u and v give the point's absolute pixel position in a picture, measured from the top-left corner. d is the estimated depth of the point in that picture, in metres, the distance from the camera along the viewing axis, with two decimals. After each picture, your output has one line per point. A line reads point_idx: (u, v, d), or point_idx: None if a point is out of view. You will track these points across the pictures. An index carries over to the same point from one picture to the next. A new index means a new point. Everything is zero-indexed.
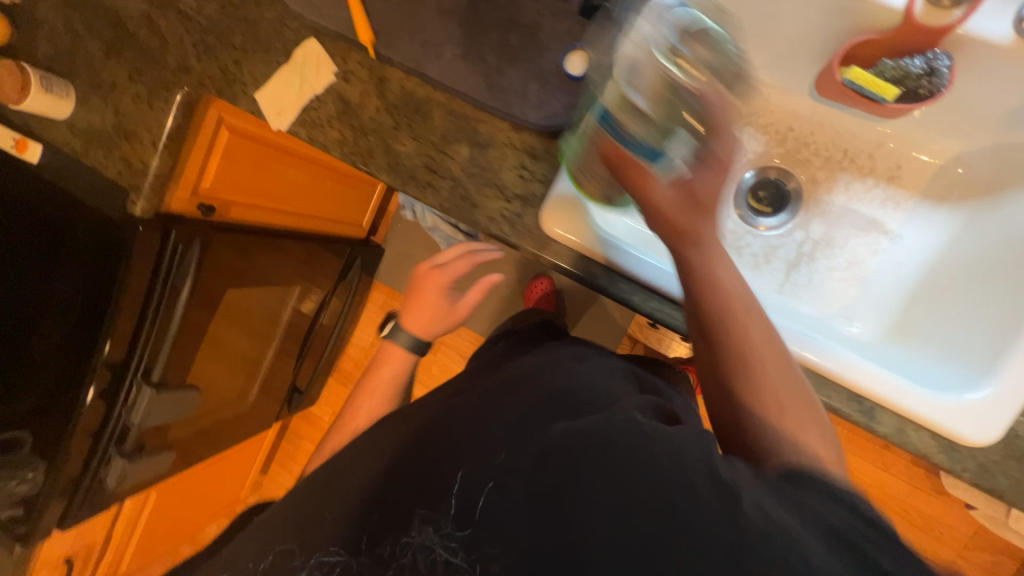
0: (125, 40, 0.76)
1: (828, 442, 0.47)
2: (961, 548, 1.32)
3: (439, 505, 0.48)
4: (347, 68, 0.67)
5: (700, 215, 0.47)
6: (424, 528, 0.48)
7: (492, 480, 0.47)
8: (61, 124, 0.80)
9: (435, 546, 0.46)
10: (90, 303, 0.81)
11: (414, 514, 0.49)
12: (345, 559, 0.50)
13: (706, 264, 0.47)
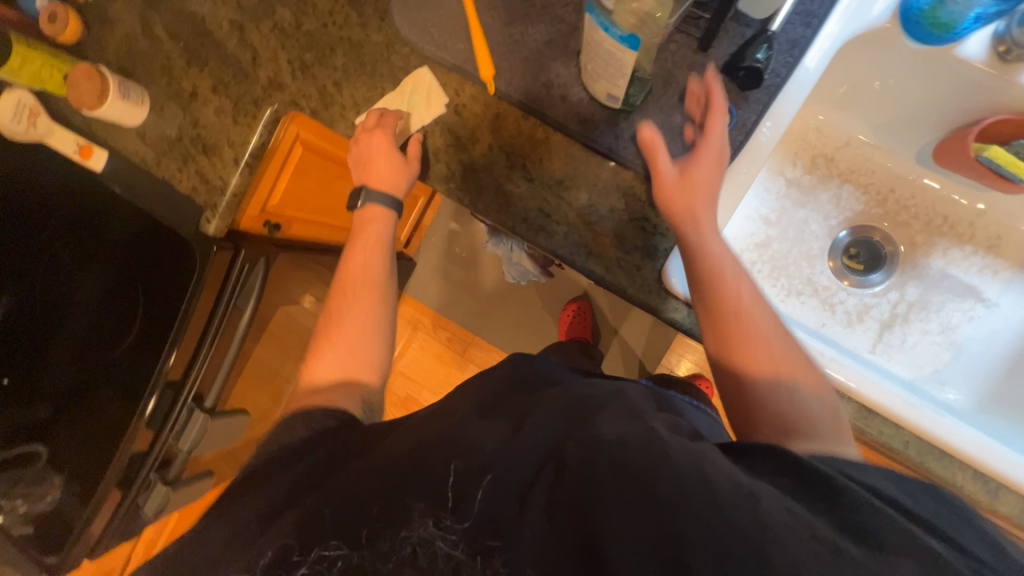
0: (210, 49, 0.72)
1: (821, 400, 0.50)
2: None
3: (435, 493, 0.43)
4: (461, 102, 0.65)
5: (699, 196, 0.54)
6: (424, 520, 0.42)
7: (489, 470, 0.42)
8: (131, 130, 0.75)
9: (435, 538, 0.41)
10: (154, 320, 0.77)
11: (411, 507, 0.42)
12: (347, 552, 0.42)
13: (704, 239, 0.53)
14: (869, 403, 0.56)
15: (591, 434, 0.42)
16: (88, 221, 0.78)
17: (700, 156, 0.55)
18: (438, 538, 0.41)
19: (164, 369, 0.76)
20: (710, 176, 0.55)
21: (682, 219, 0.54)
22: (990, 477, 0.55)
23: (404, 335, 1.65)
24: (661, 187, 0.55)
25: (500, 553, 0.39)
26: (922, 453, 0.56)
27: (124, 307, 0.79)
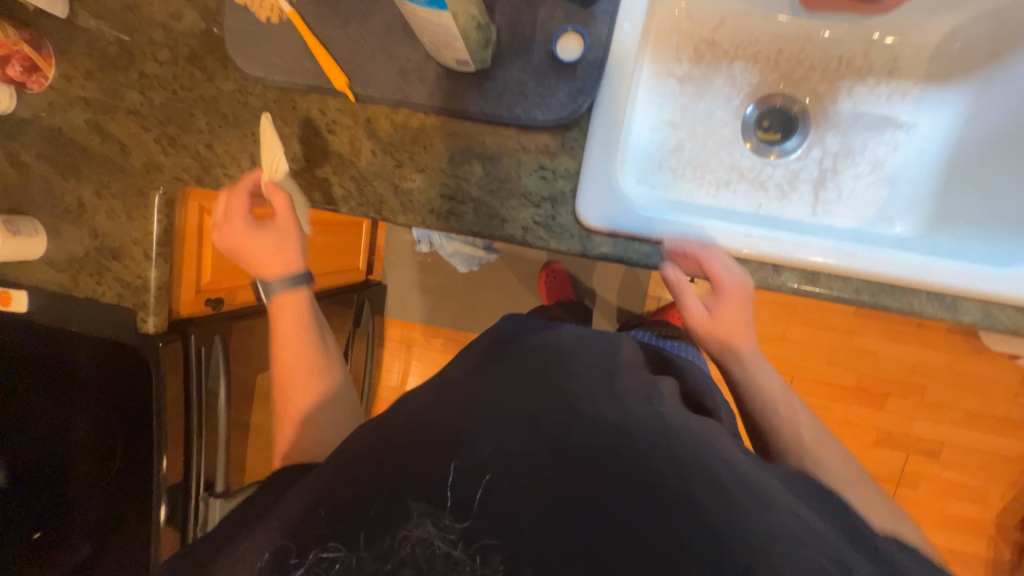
0: (79, 157, 0.71)
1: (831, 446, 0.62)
2: (1015, 397, 1.39)
3: (435, 494, 0.42)
4: (330, 119, 0.63)
5: (737, 335, 0.57)
6: (422, 521, 0.41)
7: (489, 471, 0.43)
8: (39, 262, 0.74)
9: (433, 538, 0.40)
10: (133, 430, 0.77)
11: (410, 504, 0.42)
12: (345, 554, 0.40)
13: (745, 372, 0.59)
14: (803, 264, 0.56)
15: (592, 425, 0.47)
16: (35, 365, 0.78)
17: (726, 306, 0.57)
18: (434, 538, 0.40)
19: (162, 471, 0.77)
20: (741, 316, 0.57)
21: (721, 356, 0.59)
22: (945, 292, 0.56)
23: (401, 356, 1.66)
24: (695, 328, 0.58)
25: (498, 549, 0.40)
26: (873, 291, 0.56)
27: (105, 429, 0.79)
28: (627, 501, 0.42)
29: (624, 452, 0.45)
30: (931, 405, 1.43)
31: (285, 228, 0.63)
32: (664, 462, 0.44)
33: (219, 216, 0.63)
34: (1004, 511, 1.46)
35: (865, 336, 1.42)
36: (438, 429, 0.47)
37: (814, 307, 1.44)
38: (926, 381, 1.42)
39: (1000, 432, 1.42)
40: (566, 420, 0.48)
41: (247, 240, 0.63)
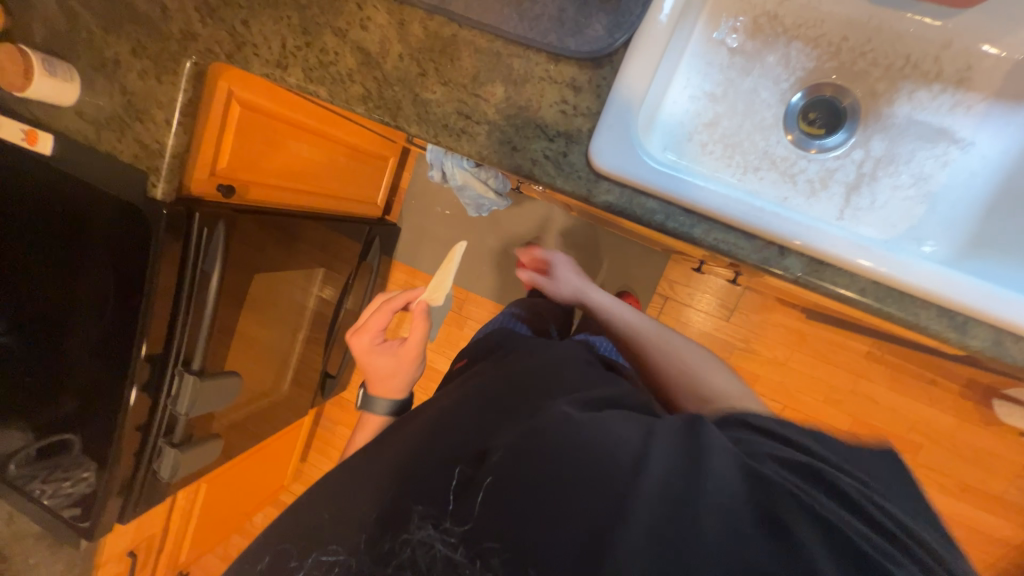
0: (122, 13, 0.72)
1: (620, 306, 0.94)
2: (1014, 478, 1.32)
3: (434, 499, 0.49)
4: (365, 16, 0.62)
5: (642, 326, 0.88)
6: (423, 523, 0.48)
7: (490, 474, 0.47)
8: (69, 111, 0.76)
9: (435, 540, 0.47)
10: (123, 295, 0.79)
11: (411, 509, 0.49)
12: (344, 558, 0.49)
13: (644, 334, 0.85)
14: (813, 252, 0.53)
15: (573, 425, 0.49)
16: (48, 215, 0.81)
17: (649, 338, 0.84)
18: (436, 539, 0.46)
19: (145, 337, 0.80)
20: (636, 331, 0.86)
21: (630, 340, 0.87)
22: (956, 311, 0.52)
23: None
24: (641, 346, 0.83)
25: (497, 554, 0.44)
26: (882, 296, 0.53)
27: (96, 294, 0.81)
28: (647, 506, 0.43)
29: (638, 463, 0.46)
30: (924, 468, 1.37)
31: (408, 353, 0.92)
32: (690, 500, 0.43)
33: (361, 325, 0.93)
34: None
35: (871, 382, 1.36)
36: (431, 442, 0.53)
37: (824, 341, 1.38)
38: (924, 442, 1.36)
39: (988, 510, 1.35)
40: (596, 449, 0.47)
41: (374, 351, 0.92)
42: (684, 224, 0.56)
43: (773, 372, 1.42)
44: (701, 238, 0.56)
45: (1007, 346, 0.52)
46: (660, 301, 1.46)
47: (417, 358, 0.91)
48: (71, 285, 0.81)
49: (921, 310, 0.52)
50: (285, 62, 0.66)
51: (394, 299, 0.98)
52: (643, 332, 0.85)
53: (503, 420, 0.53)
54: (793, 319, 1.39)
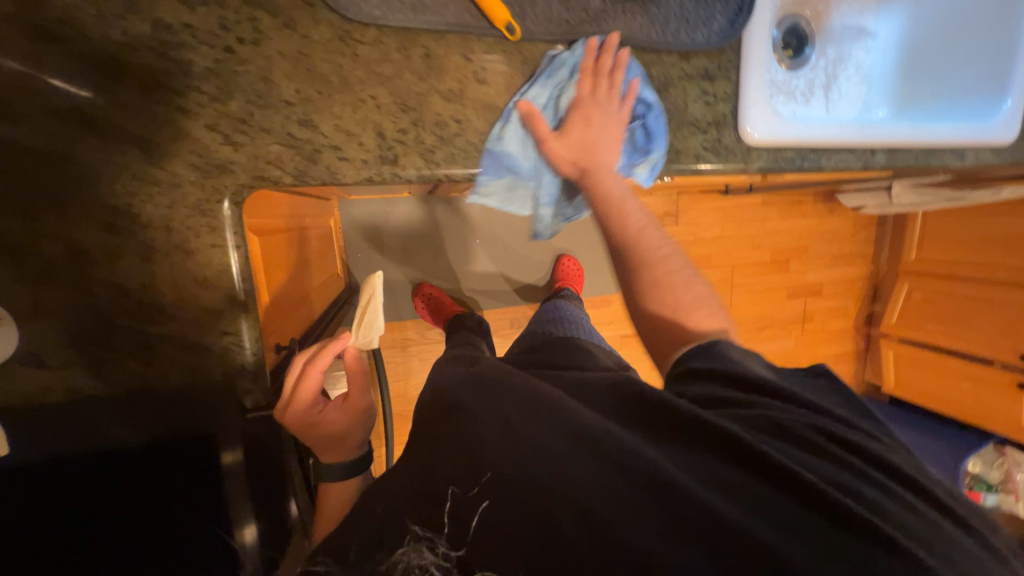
0: (55, 177, 0.44)
1: (613, 134, 0.56)
2: (853, 237, 1.99)
3: (435, 519, 0.40)
4: (479, 67, 0.52)
5: (608, 155, 0.57)
6: (418, 547, 0.39)
7: (454, 482, 0.42)
8: (22, 360, 0.46)
9: (429, 565, 0.37)
10: (203, 474, 0.53)
11: (408, 528, 0.40)
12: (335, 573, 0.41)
13: (610, 175, 0.58)
14: (892, 142, 0.71)
15: (503, 418, 0.46)
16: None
17: (602, 155, 0.57)
18: (433, 566, 0.37)
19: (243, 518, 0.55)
20: (607, 155, 0.57)
21: (580, 156, 0.56)
22: (957, 147, 0.76)
23: (399, 359, 1.51)
24: (586, 158, 0.57)
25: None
26: (925, 155, 0.75)
27: (84, 518, 0.49)
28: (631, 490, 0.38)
29: (570, 454, 0.41)
30: (813, 257, 1.94)
31: (354, 405, 0.59)
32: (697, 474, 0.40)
33: (290, 400, 0.53)
34: (860, 316, 2.08)
35: (771, 219, 1.83)
36: (425, 438, 0.49)
37: (737, 207, 1.77)
38: (808, 241, 1.91)
39: (850, 264, 2.01)
40: (578, 457, 0.41)
41: (319, 423, 0.55)
42: (810, 159, 0.69)
43: (717, 244, 1.77)
44: (825, 165, 0.69)
45: (985, 154, 0.78)
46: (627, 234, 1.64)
47: (371, 411, 0.61)
48: (15, 545, 0.47)
49: (944, 156, 0.76)
50: (393, 154, 0.51)
51: (323, 353, 0.56)
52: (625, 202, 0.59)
53: (444, 420, 0.50)
54: (716, 201, 1.73)
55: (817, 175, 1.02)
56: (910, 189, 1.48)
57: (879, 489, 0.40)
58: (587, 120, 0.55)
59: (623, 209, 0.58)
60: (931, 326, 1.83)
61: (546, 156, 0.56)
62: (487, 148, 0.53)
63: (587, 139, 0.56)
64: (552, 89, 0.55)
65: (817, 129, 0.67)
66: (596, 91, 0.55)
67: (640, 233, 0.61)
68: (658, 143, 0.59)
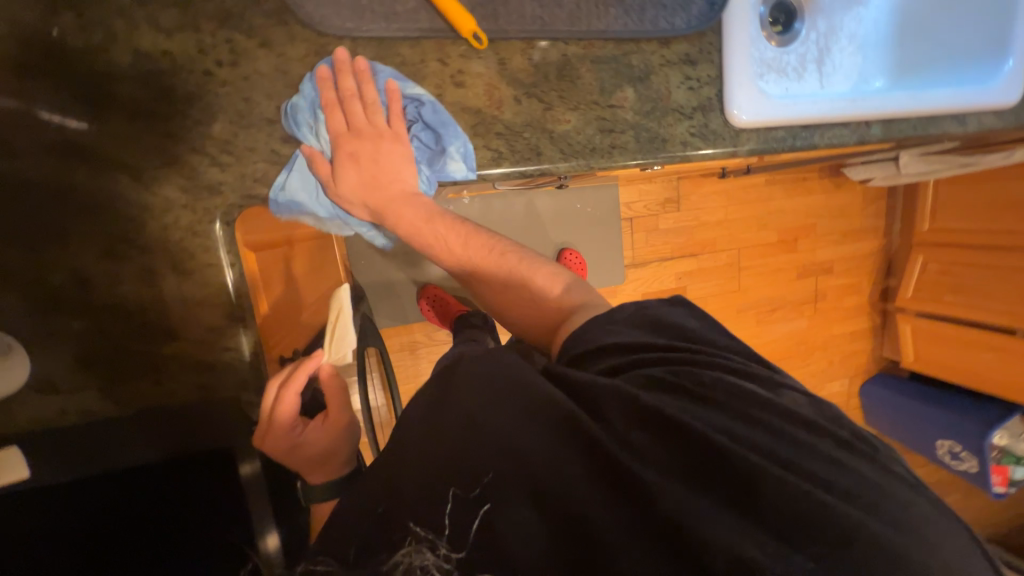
0: (53, 208, 0.45)
1: (396, 161, 0.53)
2: (862, 211, 1.94)
3: (436, 519, 0.37)
4: (456, 69, 0.52)
5: (403, 185, 0.54)
6: (420, 550, 0.36)
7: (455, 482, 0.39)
8: (38, 386, 0.48)
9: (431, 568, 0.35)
10: (205, 480, 0.52)
11: (410, 530, 0.37)
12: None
13: (413, 204, 0.55)
14: (886, 114, 0.69)
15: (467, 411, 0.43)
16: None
17: (398, 176, 0.54)
18: (434, 569, 0.35)
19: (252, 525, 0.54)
20: (400, 181, 0.54)
21: (369, 193, 0.53)
22: (958, 113, 0.74)
23: (408, 362, 1.53)
24: (378, 195, 0.53)
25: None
26: (923, 124, 0.73)
27: (97, 556, 0.48)
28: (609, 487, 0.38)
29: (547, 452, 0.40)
30: (822, 235, 1.90)
31: (336, 420, 0.59)
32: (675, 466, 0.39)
33: (268, 428, 0.52)
34: (873, 291, 2.04)
35: (775, 199, 1.80)
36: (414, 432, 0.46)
37: (740, 188, 1.74)
38: (815, 219, 1.87)
39: (861, 239, 1.97)
40: (511, 427, 0.41)
41: (303, 443, 0.55)
42: (802, 137, 0.67)
43: (721, 228, 1.74)
44: (818, 142, 0.68)
45: (987, 119, 0.76)
46: (628, 224, 1.63)
47: (355, 422, 0.61)
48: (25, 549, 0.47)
49: (943, 123, 0.73)
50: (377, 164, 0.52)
51: (297, 373, 0.53)
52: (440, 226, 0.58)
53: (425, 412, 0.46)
54: (717, 185, 1.70)
55: (816, 152, 1.00)
56: (918, 158, 1.44)
57: (791, 444, 0.42)
58: (359, 159, 0.51)
59: (439, 235, 0.58)
60: (949, 297, 1.78)
61: (338, 199, 0.53)
62: (272, 200, 0.49)
63: (364, 174, 0.52)
64: (306, 131, 0.49)
65: (807, 107, 0.66)
66: (352, 123, 0.49)
67: (472, 251, 0.60)
68: (453, 137, 0.53)
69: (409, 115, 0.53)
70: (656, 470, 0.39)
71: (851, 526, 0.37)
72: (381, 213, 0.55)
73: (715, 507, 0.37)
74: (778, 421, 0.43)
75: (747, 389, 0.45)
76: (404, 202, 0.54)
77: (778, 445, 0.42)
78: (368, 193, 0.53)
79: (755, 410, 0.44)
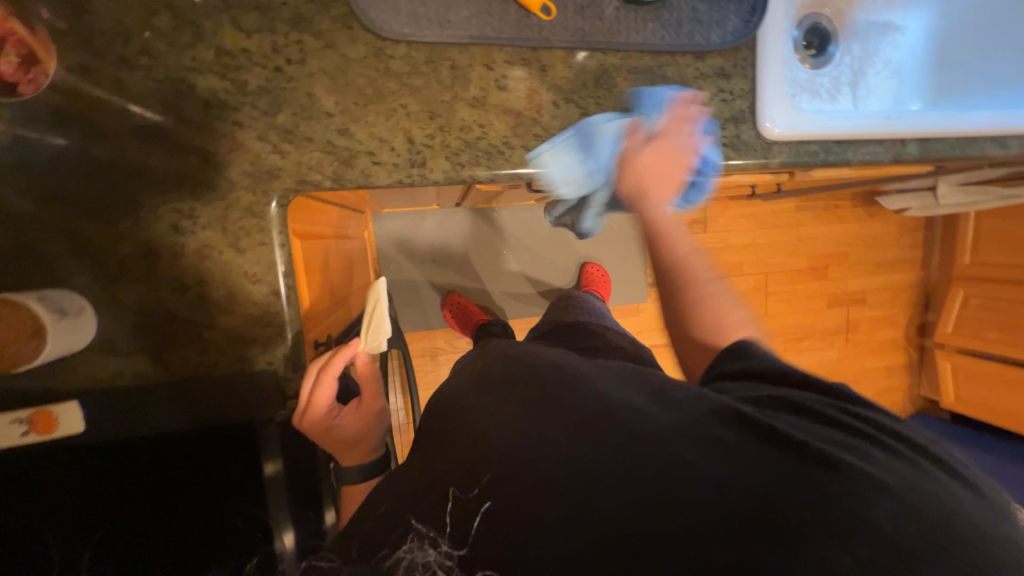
0: (131, 185, 0.50)
1: (678, 167, 0.59)
2: (898, 242, 1.89)
3: (438, 516, 0.40)
4: (500, 74, 0.56)
5: (671, 186, 0.60)
6: (419, 544, 0.38)
7: (455, 484, 0.41)
8: (97, 348, 0.52)
9: (433, 563, 0.37)
10: (239, 471, 0.58)
11: (410, 525, 0.40)
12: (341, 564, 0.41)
13: (660, 209, 0.60)
14: (923, 133, 0.69)
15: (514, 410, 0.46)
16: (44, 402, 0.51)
17: (659, 194, 0.60)
18: (435, 564, 0.37)
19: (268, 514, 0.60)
20: (665, 180, 0.60)
21: (651, 181, 0.60)
22: (999, 135, 0.73)
23: (428, 368, 1.55)
24: (646, 187, 0.60)
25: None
26: (963, 145, 0.72)
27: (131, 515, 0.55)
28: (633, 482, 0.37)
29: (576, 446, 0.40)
30: (855, 264, 1.85)
31: (367, 408, 0.64)
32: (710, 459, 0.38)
33: (305, 410, 0.55)
34: (910, 326, 1.95)
35: (806, 225, 1.77)
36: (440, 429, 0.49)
37: (769, 213, 1.73)
38: (848, 248, 1.83)
39: (896, 271, 1.90)
40: (535, 425, 0.43)
41: (338, 426, 0.59)
42: (835, 152, 0.68)
43: (749, 252, 1.72)
44: (853, 158, 0.68)
45: None
46: (654, 243, 1.63)
47: (383, 414, 0.66)
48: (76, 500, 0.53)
49: (984, 144, 0.73)
50: (421, 158, 0.55)
51: (337, 359, 0.58)
52: (659, 231, 0.60)
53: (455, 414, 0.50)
54: (745, 208, 1.70)
55: (850, 173, 0.99)
56: (957, 189, 1.41)
57: (870, 450, 0.38)
58: (666, 151, 0.59)
59: (667, 243, 0.60)
60: (993, 335, 1.69)
61: (620, 167, 0.60)
62: (585, 126, 0.57)
63: (659, 167, 0.60)
64: (636, 118, 0.59)
65: (839, 123, 0.66)
66: (679, 132, 0.58)
67: (688, 254, 0.60)
68: (708, 176, 0.62)
69: (701, 153, 0.60)
70: (718, 472, 0.37)
71: (960, 550, 0.33)
72: (645, 197, 0.61)
73: (744, 509, 0.35)
74: (858, 426, 0.40)
75: (794, 394, 0.44)
76: (658, 202, 0.60)
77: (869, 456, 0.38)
78: (642, 176, 0.60)
79: (838, 417, 0.41)
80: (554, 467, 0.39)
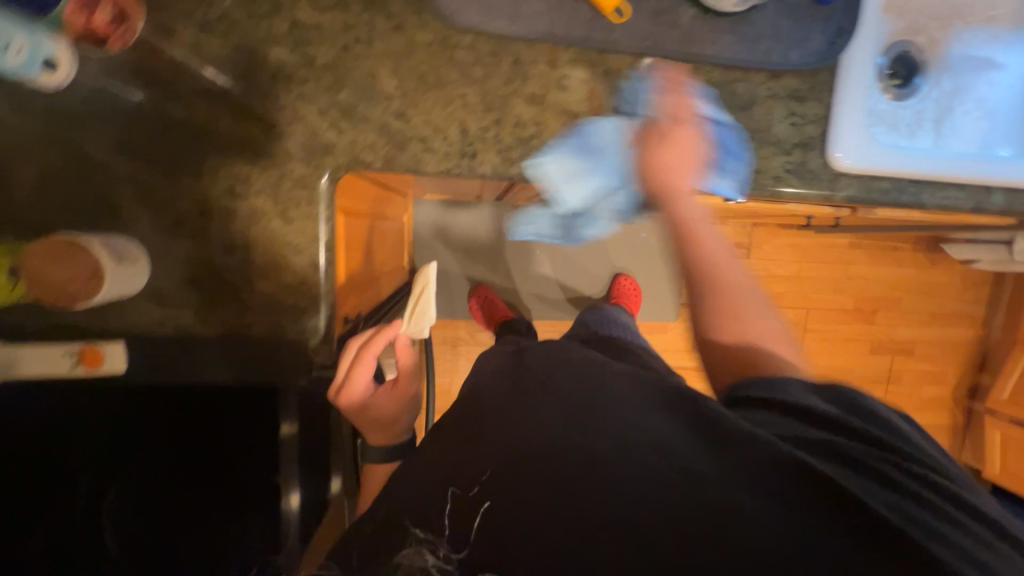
0: (195, 145, 0.52)
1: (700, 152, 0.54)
2: (959, 294, 1.76)
3: (434, 517, 0.38)
4: (563, 74, 0.55)
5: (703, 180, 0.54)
6: (419, 547, 0.36)
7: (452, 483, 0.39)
8: (146, 295, 0.54)
9: (430, 568, 0.34)
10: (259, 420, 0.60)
11: (409, 526, 0.38)
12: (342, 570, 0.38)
13: (689, 223, 0.53)
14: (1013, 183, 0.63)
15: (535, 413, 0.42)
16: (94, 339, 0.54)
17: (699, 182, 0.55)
18: (432, 569, 0.34)
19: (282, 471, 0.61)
20: (686, 164, 0.54)
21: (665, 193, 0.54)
22: None
23: (447, 356, 1.56)
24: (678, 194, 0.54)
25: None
26: None
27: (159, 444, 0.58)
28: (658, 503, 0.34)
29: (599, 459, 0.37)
30: (907, 312, 1.73)
31: (403, 391, 0.63)
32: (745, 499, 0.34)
33: (343, 383, 0.57)
34: (960, 386, 1.82)
35: (858, 264, 1.68)
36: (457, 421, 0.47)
37: (819, 246, 1.64)
38: (902, 293, 1.72)
39: (953, 325, 1.77)
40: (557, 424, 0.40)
41: (371, 406, 0.60)
42: (909, 192, 0.63)
43: (792, 284, 1.64)
44: (927, 202, 0.64)
45: None
46: None
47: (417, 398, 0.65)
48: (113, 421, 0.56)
49: None
50: (473, 149, 0.55)
51: (376, 339, 0.58)
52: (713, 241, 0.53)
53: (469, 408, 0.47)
54: (794, 239, 1.62)
55: (917, 216, 0.93)
56: None
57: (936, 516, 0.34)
58: (671, 140, 0.54)
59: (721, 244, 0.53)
60: None
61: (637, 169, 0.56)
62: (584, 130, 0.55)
63: (669, 163, 0.54)
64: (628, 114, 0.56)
65: (918, 162, 0.62)
66: (675, 109, 0.54)
67: (720, 251, 0.53)
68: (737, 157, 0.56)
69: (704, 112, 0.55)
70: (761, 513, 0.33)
71: None
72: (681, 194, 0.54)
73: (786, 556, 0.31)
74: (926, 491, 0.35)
75: (850, 437, 0.38)
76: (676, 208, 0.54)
77: (920, 519, 0.33)
78: (661, 176, 0.54)
79: (897, 472, 0.36)
80: (557, 466, 0.37)
